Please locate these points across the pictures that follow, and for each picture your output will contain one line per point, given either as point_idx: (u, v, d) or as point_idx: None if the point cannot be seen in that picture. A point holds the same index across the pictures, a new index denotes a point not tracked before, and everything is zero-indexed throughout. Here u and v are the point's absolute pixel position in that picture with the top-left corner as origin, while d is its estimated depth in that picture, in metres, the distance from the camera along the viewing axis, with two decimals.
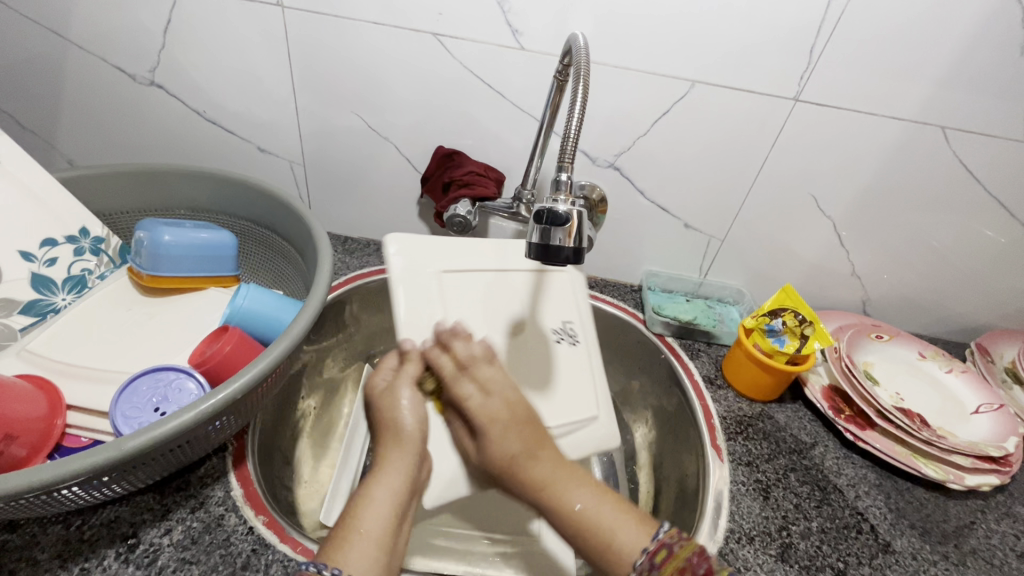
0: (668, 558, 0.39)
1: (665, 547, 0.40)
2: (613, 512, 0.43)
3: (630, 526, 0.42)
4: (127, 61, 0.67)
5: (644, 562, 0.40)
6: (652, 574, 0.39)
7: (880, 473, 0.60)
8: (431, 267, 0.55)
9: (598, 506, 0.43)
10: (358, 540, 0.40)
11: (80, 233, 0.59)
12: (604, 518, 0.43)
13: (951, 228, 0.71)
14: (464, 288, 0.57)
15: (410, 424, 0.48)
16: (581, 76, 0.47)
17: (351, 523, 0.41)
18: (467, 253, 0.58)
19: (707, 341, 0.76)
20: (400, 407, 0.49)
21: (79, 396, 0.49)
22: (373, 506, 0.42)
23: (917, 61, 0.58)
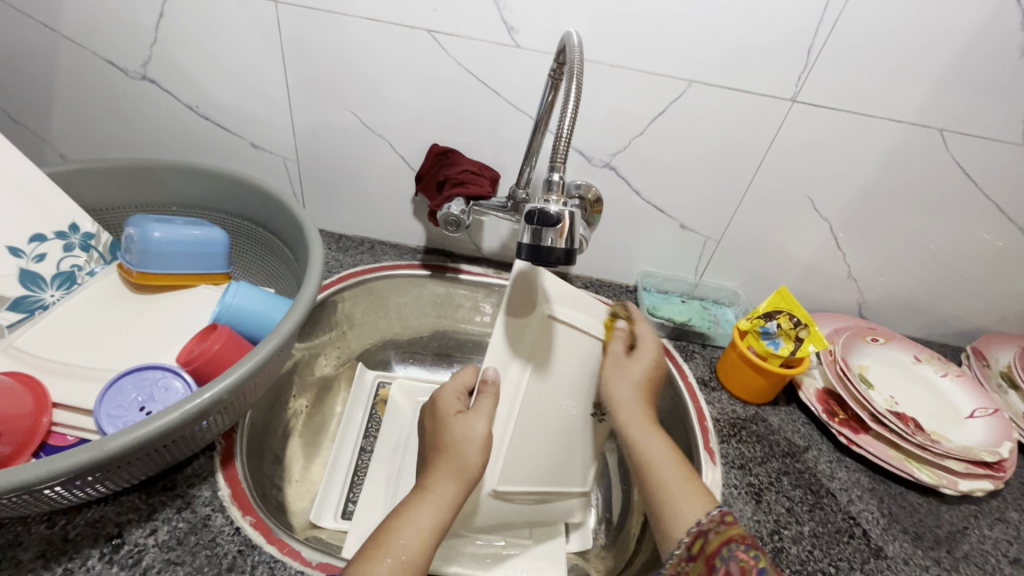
0: (739, 520, 0.41)
1: (739, 512, 0.42)
2: (677, 472, 0.48)
3: (689, 494, 0.46)
4: (119, 55, 0.66)
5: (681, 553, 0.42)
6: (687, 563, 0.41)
7: (873, 477, 0.60)
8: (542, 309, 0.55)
9: (672, 465, 0.49)
10: (388, 562, 0.40)
11: (69, 229, 0.59)
12: (667, 478, 0.48)
13: (948, 231, 0.71)
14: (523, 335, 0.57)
15: (472, 453, 0.48)
16: (574, 75, 0.46)
17: (385, 546, 0.41)
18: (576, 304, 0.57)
19: (702, 343, 0.75)
20: (467, 434, 0.49)
21: (65, 394, 0.49)
22: (407, 527, 0.42)
23: (915, 63, 0.57)
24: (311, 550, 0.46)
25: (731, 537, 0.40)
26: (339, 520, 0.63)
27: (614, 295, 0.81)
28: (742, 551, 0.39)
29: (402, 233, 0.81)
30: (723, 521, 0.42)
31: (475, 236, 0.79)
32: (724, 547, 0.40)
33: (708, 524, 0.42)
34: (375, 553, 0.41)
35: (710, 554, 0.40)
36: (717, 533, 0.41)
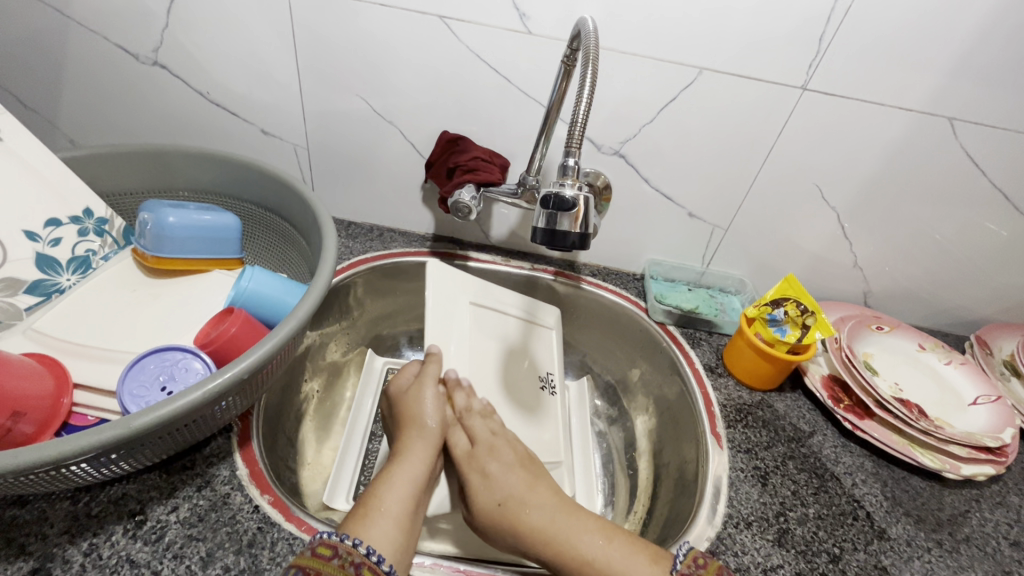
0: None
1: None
2: (619, 548, 0.46)
3: (642, 564, 0.44)
4: (130, 40, 0.67)
5: None
6: None
7: (877, 462, 0.61)
8: (465, 298, 0.70)
9: (610, 546, 0.46)
10: (378, 517, 0.45)
11: (84, 214, 0.59)
12: (613, 560, 0.45)
13: (955, 221, 0.71)
14: (454, 319, 0.67)
15: (433, 419, 0.57)
16: (589, 61, 0.47)
17: (372, 503, 0.46)
18: (490, 295, 0.73)
19: (708, 330, 0.76)
20: (424, 406, 0.58)
21: (84, 374, 0.49)
22: (391, 490, 0.48)
23: (927, 51, 0.57)
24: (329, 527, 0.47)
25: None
26: (352, 501, 0.63)
27: (622, 283, 0.81)
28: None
29: (411, 221, 0.81)
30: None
31: (484, 224, 0.79)
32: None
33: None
34: (367, 514, 0.45)
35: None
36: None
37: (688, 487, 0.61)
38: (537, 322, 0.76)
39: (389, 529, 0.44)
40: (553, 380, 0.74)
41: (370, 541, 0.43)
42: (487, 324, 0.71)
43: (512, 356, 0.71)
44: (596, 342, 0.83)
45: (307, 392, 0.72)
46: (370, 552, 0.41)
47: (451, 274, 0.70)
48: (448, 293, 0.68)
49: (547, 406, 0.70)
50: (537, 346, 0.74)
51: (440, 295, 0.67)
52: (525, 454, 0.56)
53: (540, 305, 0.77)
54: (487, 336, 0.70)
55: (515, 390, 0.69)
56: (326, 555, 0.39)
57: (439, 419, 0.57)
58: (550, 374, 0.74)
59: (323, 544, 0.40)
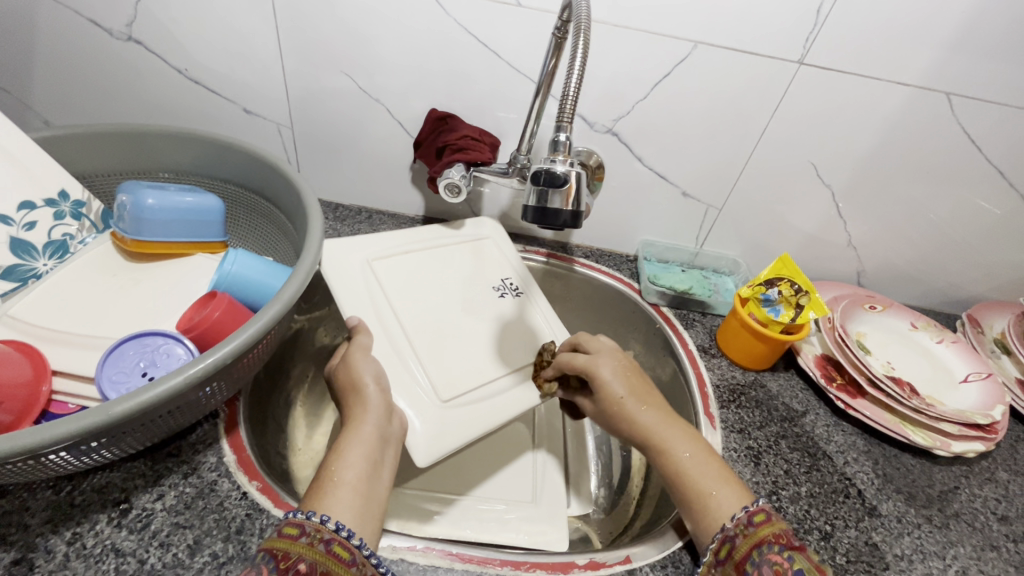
0: (765, 520, 0.43)
1: (764, 512, 0.43)
2: (713, 472, 0.47)
3: (727, 489, 0.46)
4: (101, 14, 0.64)
5: (740, 520, 0.43)
6: (748, 529, 0.42)
7: (869, 440, 0.61)
8: (358, 257, 0.61)
9: (705, 462, 0.48)
10: (336, 490, 0.41)
11: (59, 197, 0.57)
12: (703, 476, 0.47)
13: (950, 199, 0.71)
14: (353, 282, 0.59)
15: (370, 385, 0.49)
16: (581, 32, 0.45)
17: (325, 477, 0.42)
18: (391, 244, 0.65)
19: (702, 312, 0.75)
20: (360, 372, 0.50)
21: (65, 361, 0.48)
22: (345, 457, 0.44)
23: (927, 23, 0.56)
24: None
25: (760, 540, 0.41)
26: None
27: (615, 265, 0.80)
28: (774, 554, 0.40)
29: (400, 202, 0.80)
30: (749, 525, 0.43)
31: (475, 205, 0.78)
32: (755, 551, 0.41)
33: (734, 529, 0.43)
34: (322, 487, 0.42)
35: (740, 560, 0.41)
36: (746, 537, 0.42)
37: None
38: (467, 240, 0.70)
39: (350, 499, 0.41)
40: (512, 282, 0.67)
41: (336, 516, 0.40)
42: (404, 266, 0.63)
43: (448, 275, 0.65)
44: (589, 320, 0.83)
45: (296, 378, 0.70)
46: (339, 527, 0.38)
47: (345, 243, 0.62)
48: (340, 262, 0.59)
49: (509, 303, 0.64)
50: (482, 258, 0.69)
51: (343, 271, 0.59)
52: (630, 365, 0.55)
53: (482, 222, 0.73)
54: (406, 280, 0.62)
55: (471, 301, 0.63)
56: (293, 534, 0.37)
57: (375, 377, 0.50)
58: (507, 279, 0.67)
59: (290, 524, 0.38)
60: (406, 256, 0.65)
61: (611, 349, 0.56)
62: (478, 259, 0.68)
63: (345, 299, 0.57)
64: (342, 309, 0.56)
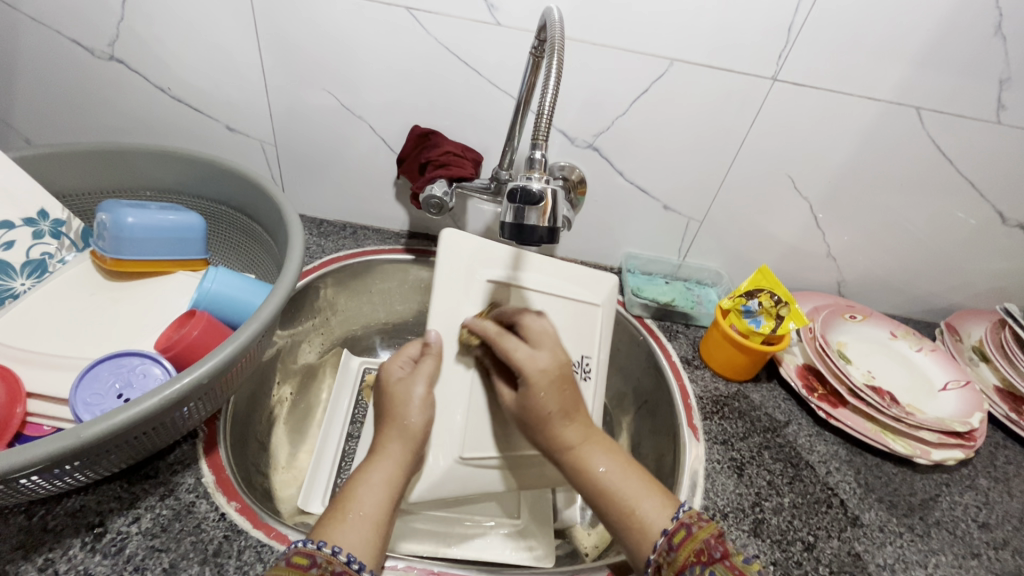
0: (686, 538, 0.39)
1: (684, 528, 0.40)
2: (636, 481, 0.44)
3: (652, 498, 0.43)
4: (83, 34, 0.64)
5: (662, 543, 0.40)
6: (669, 554, 0.39)
7: (851, 449, 0.62)
8: (478, 273, 0.58)
9: (625, 476, 0.44)
10: (354, 521, 0.40)
11: (39, 216, 0.57)
12: (626, 486, 0.44)
13: (924, 209, 0.72)
14: (459, 300, 0.57)
15: (416, 420, 0.49)
16: (555, 51, 0.46)
17: (348, 503, 0.41)
18: (510, 264, 0.60)
19: (685, 323, 0.76)
20: (411, 399, 0.50)
21: (38, 383, 0.47)
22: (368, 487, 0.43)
23: (894, 40, 0.57)
24: (298, 534, 0.46)
25: (682, 565, 0.38)
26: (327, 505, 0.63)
27: None
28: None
29: (384, 218, 0.80)
30: (670, 548, 0.39)
31: (458, 219, 0.78)
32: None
33: (658, 557, 0.40)
34: (340, 514, 0.40)
35: None
36: (671, 562, 0.39)
37: (666, 482, 0.60)
38: (577, 298, 0.62)
39: (365, 532, 0.40)
40: (588, 363, 0.60)
41: (347, 548, 0.38)
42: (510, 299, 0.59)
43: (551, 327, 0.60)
44: None
45: (279, 396, 0.70)
46: (351, 559, 0.37)
47: (476, 249, 0.59)
48: (449, 281, 0.57)
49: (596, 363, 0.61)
50: (581, 321, 0.61)
51: (451, 278, 0.57)
52: (563, 372, 0.48)
53: (582, 276, 0.63)
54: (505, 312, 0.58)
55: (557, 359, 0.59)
56: (303, 565, 0.35)
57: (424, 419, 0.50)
58: (587, 358, 0.60)
59: (299, 553, 0.36)
60: (525, 290, 0.60)
61: (556, 341, 0.51)
62: (579, 322, 0.61)
63: (441, 315, 0.56)
64: (431, 315, 0.56)
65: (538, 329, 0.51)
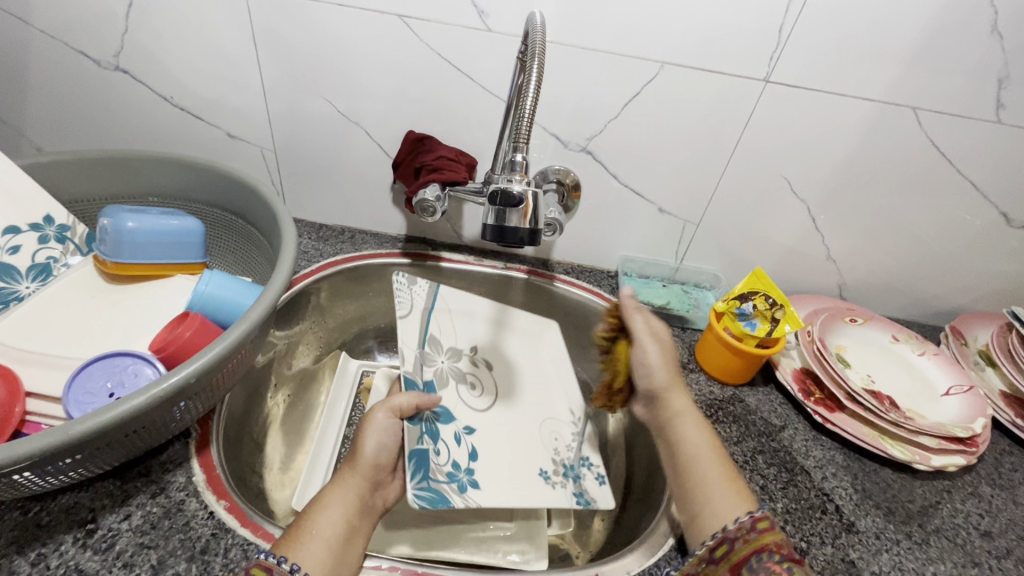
0: (768, 528, 0.43)
1: (768, 520, 0.44)
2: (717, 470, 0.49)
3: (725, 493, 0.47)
4: (90, 46, 0.66)
5: (745, 520, 0.43)
6: (751, 531, 0.43)
7: (849, 455, 0.60)
8: None
9: (703, 455, 0.51)
10: (310, 540, 0.43)
11: (44, 221, 0.59)
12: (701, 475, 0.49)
13: (925, 210, 0.71)
14: None
15: (367, 453, 0.52)
16: (536, 54, 0.46)
17: (305, 524, 0.44)
18: None
19: (682, 326, 0.76)
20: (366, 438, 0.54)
21: (37, 383, 0.49)
22: (325, 511, 0.46)
23: (886, 42, 0.57)
24: None
25: (761, 547, 0.42)
26: None
27: (595, 281, 0.81)
28: (773, 563, 0.40)
29: (382, 222, 0.81)
30: (753, 529, 0.43)
31: (455, 223, 0.79)
32: (753, 558, 0.41)
33: (736, 532, 0.43)
34: (299, 536, 0.43)
35: (737, 563, 0.42)
36: (747, 541, 0.42)
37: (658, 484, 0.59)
38: None
39: (320, 551, 0.42)
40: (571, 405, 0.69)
41: (302, 563, 0.41)
42: None
43: None
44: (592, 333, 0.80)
45: (277, 398, 0.71)
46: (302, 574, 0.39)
47: None
48: None
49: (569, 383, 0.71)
50: None
51: None
52: (671, 357, 0.59)
53: None
54: None
55: (543, 408, 0.68)
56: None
57: (376, 449, 0.54)
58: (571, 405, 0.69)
59: (259, 565, 0.38)
60: None
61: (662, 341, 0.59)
62: None
63: None
64: None
65: (651, 328, 0.59)
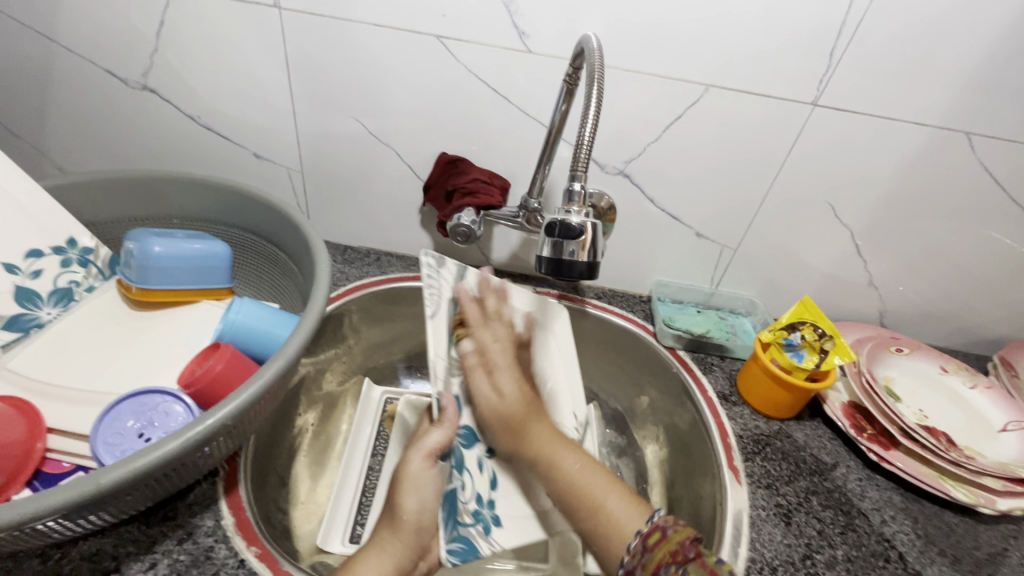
0: (660, 541, 0.40)
1: (659, 530, 0.41)
2: (601, 478, 0.47)
3: (623, 500, 0.45)
4: (118, 65, 0.65)
5: (637, 545, 0.41)
6: (643, 555, 0.40)
7: (906, 495, 0.57)
8: None
9: (587, 467, 0.48)
10: None
11: (67, 244, 0.57)
12: (591, 480, 0.47)
13: (974, 237, 0.68)
14: None
15: (409, 513, 0.51)
16: (593, 78, 0.44)
17: None
18: None
19: (720, 355, 0.72)
20: (407, 492, 0.52)
21: (60, 419, 0.46)
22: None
23: (941, 65, 0.55)
24: None
25: (657, 566, 0.38)
26: (348, 544, 0.61)
27: (628, 306, 0.78)
28: None
29: (409, 245, 0.79)
30: (646, 549, 0.40)
31: (485, 246, 0.77)
32: None
33: (632, 560, 0.40)
34: None
35: None
36: (646, 565, 0.39)
37: (707, 527, 0.57)
38: None
39: None
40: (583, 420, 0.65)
41: None
42: None
43: None
44: (624, 361, 0.77)
45: (301, 425, 0.68)
46: None
47: None
48: None
49: (575, 388, 0.66)
50: None
51: None
52: (518, 369, 0.59)
53: None
54: None
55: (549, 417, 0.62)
56: None
57: (417, 506, 0.51)
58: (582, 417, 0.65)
59: None
60: None
61: (512, 363, 0.59)
62: None
63: None
64: None
65: (495, 345, 0.59)
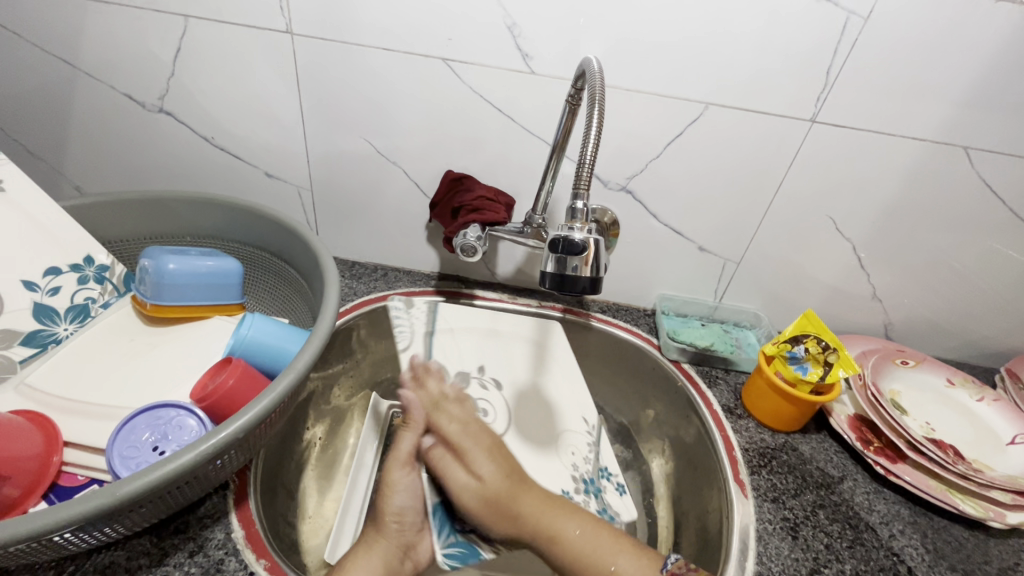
0: None
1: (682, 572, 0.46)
2: (605, 539, 0.50)
3: (632, 558, 0.48)
4: (136, 89, 0.67)
5: None
6: None
7: (914, 509, 0.57)
8: None
9: (591, 532, 0.51)
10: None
11: (84, 262, 0.58)
12: (597, 545, 0.50)
13: (976, 250, 0.69)
14: None
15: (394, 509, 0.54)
16: (595, 99, 0.46)
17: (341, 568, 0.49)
18: None
19: (725, 368, 0.73)
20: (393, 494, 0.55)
21: (77, 432, 0.48)
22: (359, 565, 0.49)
23: (937, 81, 0.56)
24: None
25: None
26: None
27: (632, 320, 0.79)
28: None
29: (416, 260, 0.80)
30: None
31: (490, 262, 0.78)
32: None
33: None
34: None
35: None
36: None
37: (714, 542, 0.56)
38: None
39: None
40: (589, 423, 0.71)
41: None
42: None
43: None
44: (628, 374, 0.78)
45: (309, 439, 0.69)
46: None
47: None
48: None
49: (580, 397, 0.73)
50: None
51: None
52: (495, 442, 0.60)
53: None
54: None
55: (556, 421, 0.70)
56: None
57: (400, 509, 0.55)
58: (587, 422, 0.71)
59: None
60: None
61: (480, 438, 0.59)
62: None
63: None
64: None
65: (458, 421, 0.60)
